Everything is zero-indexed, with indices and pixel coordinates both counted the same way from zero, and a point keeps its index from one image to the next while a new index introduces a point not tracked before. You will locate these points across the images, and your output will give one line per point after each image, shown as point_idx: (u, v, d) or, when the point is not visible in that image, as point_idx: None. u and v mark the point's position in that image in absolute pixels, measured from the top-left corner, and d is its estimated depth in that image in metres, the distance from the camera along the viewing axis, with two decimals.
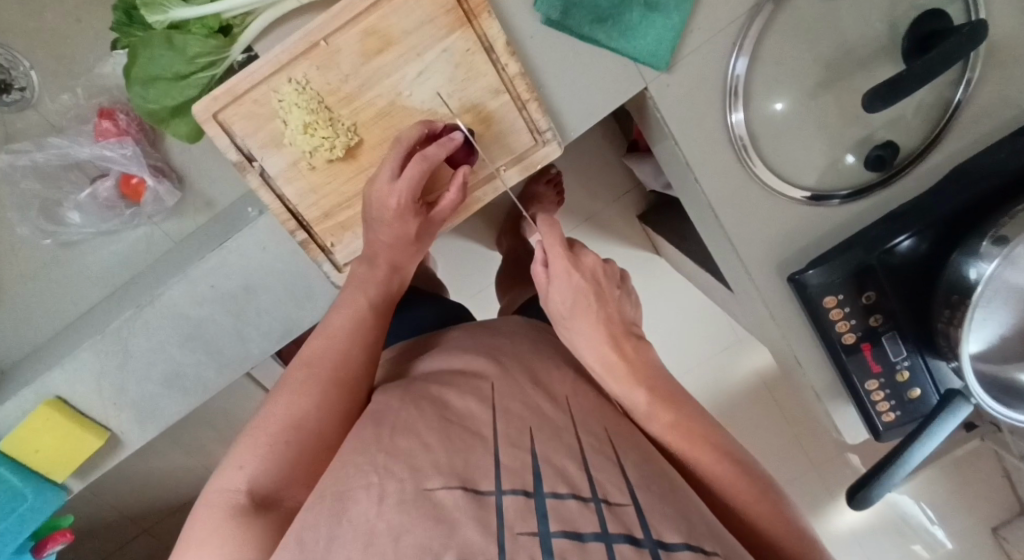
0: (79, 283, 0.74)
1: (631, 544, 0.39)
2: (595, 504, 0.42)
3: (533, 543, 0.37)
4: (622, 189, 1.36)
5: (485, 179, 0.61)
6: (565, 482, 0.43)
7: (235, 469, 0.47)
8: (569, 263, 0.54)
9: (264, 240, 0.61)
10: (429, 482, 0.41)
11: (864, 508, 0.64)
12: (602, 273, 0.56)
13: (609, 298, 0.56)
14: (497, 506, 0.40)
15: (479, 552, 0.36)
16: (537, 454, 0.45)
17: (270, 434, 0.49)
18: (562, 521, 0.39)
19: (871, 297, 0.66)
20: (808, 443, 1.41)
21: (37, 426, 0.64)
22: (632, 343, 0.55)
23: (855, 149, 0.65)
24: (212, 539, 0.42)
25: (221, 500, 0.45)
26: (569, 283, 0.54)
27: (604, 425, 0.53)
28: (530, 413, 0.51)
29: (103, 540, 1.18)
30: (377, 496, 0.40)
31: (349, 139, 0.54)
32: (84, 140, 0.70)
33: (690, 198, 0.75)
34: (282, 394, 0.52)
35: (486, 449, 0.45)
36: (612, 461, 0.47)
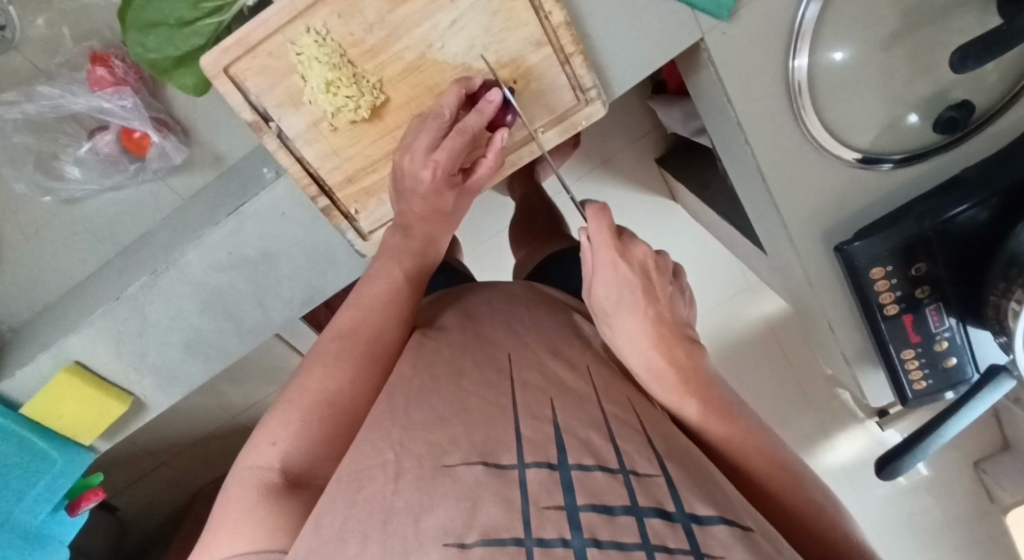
0: (84, 241, 0.71)
1: (663, 517, 0.35)
2: (623, 476, 0.38)
3: (559, 517, 0.33)
4: (642, 130, 1.29)
5: (523, 142, 0.56)
6: (591, 454, 0.39)
7: (267, 445, 0.44)
8: (618, 256, 0.50)
9: (284, 205, 0.57)
10: (448, 457, 0.38)
11: (891, 477, 0.64)
12: (651, 265, 0.52)
13: (660, 296, 0.52)
14: (521, 480, 0.36)
15: (505, 532, 0.32)
16: (559, 424, 0.42)
17: (304, 408, 0.46)
18: (590, 494, 0.35)
19: (920, 269, 0.63)
20: (811, 390, 1.42)
21: (60, 391, 0.62)
22: (683, 348, 0.52)
23: (919, 107, 0.59)
24: (244, 522, 0.38)
25: (253, 478, 0.41)
26: (616, 278, 0.50)
27: (626, 395, 0.51)
28: (551, 383, 0.48)
29: (124, 473, 1.20)
30: (394, 474, 0.37)
31: (375, 98, 0.49)
32: (77, 89, 0.63)
33: (729, 154, 0.70)
34: (314, 366, 0.49)
35: (506, 419, 0.43)
36: (637, 431, 0.45)
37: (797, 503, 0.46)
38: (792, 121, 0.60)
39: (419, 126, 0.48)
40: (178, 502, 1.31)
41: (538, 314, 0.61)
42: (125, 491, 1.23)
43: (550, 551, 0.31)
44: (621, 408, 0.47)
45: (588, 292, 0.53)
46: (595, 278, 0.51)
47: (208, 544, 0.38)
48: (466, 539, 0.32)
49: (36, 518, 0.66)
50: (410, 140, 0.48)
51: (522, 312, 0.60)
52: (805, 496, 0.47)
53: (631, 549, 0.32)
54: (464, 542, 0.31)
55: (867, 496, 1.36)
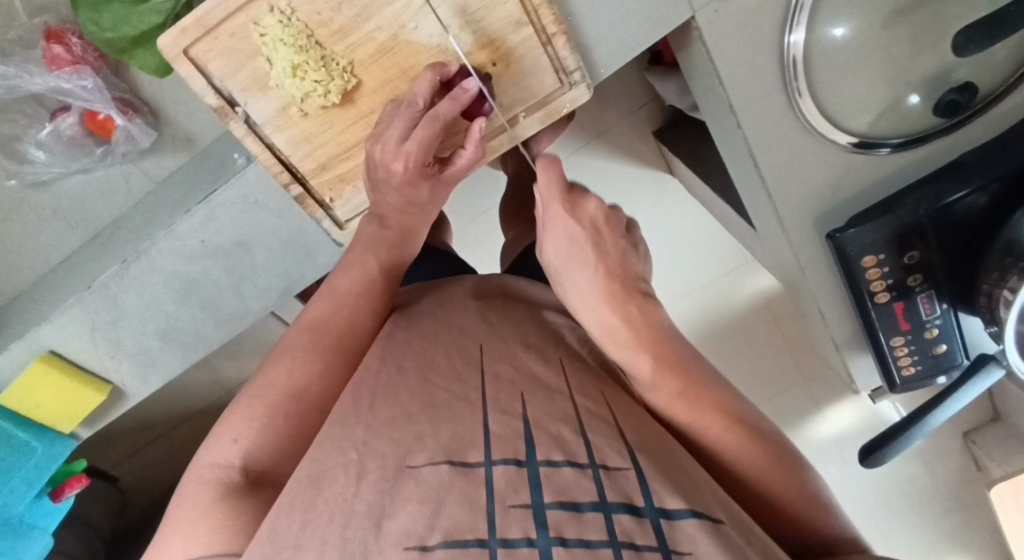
0: (56, 225, 0.68)
1: (632, 513, 0.34)
2: (593, 471, 0.37)
3: (524, 517, 0.32)
4: (638, 103, 1.25)
5: (502, 129, 0.54)
6: (561, 449, 0.38)
7: (229, 442, 0.43)
8: (564, 210, 0.47)
9: (255, 193, 0.55)
10: (413, 458, 0.37)
11: (875, 466, 0.64)
12: (604, 219, 0.49)
13: (613, 250, 0.49)
14: (486, 478, 0.36)
15: (468, 533, 0.31)
16: (529, 420, 0.41)
17: (269, 403, 0.45)
18: (557, 491, 0.35)
19: (914, 257, 0.62)
20: (802, 363, 1.43)
21: (34, 381, 0.62)
22: (638, 303, 0.48)
23: (921, 87, 0.57)
24: (201, 525, 0.37)
25: (212, 476, 0.41)
26: (564, 232, 0.48)
27: (599, 389, 0.50)
28: (523, 376, 0.47)
29: (121, 445, 1.21)
30: (356, 473, 0.37)
31: (345, 83, 0.47)
32: (34, 67, 0.60)
33: (721, 135, 0.67)
34: (280, 359, 0.47)
35: (474, 414, 0.42)
36: (610, 424, 0.44)
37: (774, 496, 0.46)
38: (787, 104, 0.58)
39: (392, 112, 0.45)
40: (174, 475, 1.32)
41: (516, 305, 0.60)
42: (122, 463, 1.24)
43: (514, 552, 0.30)
44: (593, 400, 0.47)
45: (539, 251, 0.50)
46: (545, 236, 0.49)
47: (162, 546, 0.37)
48: (427, 541, 0.31)
49: (21, 506, 0.66)
50: (382, 128, 0.45)
51: (503, 304, 0.59)
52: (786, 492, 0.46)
53: (597, 545, 0.31)
54: (425, 545, 0.31)
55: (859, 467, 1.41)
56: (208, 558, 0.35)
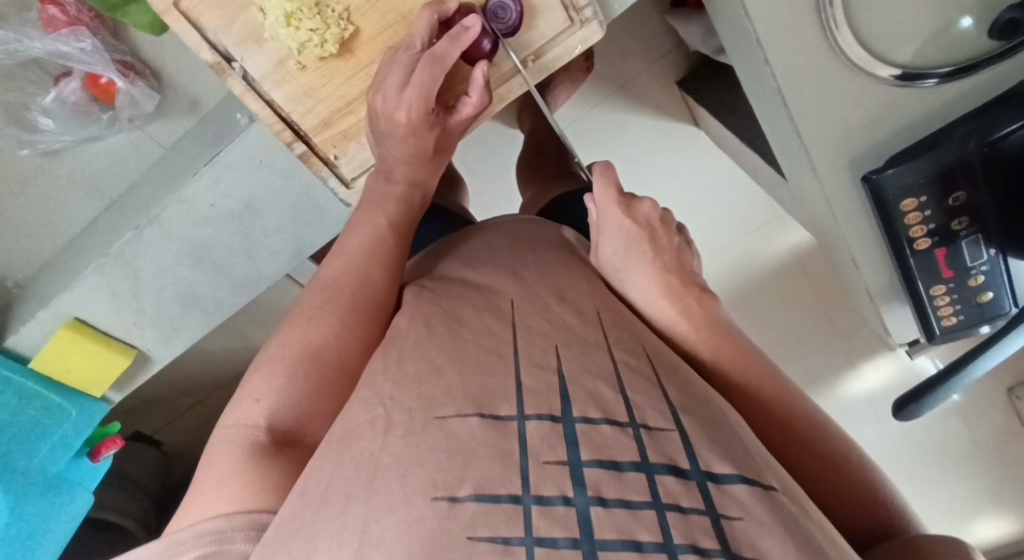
0: (69, 196, 0.69)
1: (676, 475, 0.34)
2: (633, 431, 0.37)
3: (561, 474, 0.33)
4: (660, 51, 1.19)
5: (509, 75, 0.50)
6: (598, 406, 0.38)
7: (252, 402, 0.42)
8: (623, 211, 0.53)
9: (259, 152, 0.54)
10: (441, 407, 0.37)
11: (910, 418, 0.61)
12: (657, 220, 0.55)
13: (666, 246, 0.54)
14: (520, 433, 0.36)
15: (501, 488, 0.32)
16: (564, 374, 0.40)
17: (290, 362, 0.44)
18: (596, 450, 0.35)
19: (960, 198, 0.57)
20: (836, 321, 1.37)
21: (63, 347, 0.64)
22: (694, 295, 0.51)
23: (975, 9, 0.51)
24: (230, 484, 0.37)
25: (239, 435, 0.41)
26: (620, 230, 0.53)
27: (642, 340, 0.47)
28: (558, 328, 0.45)
29: (162, 411, 1.27)
30: (383, 428, 0.37)
31: (342, 30, 0.44)
32: (33, 31, 0.59)
33: (748, 79, 0.63)
34: (298, 320, 0.46)
35: (506, 367, 0.41)
36: (651, 380, 0.42)
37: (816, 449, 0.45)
38: (822, 37, 0.53)
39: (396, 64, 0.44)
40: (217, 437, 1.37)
41: (540, 250, 0.56)
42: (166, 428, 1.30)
43: (550, 511, 0.31)
44: (635, 354, 0.44)
45: (597, 251, 0.54)
46: (603, 243, 0.54)
47: (192, 511, 0.36)
48: (457, 493, 0.31)
49: (59, 466, 0.70)
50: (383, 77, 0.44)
51: (528, 252, 0.55)
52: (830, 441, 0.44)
53: (639, 508, 0.32)
54: (455, 496, 0.31)
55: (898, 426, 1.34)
56: (241, 514, 0.35)
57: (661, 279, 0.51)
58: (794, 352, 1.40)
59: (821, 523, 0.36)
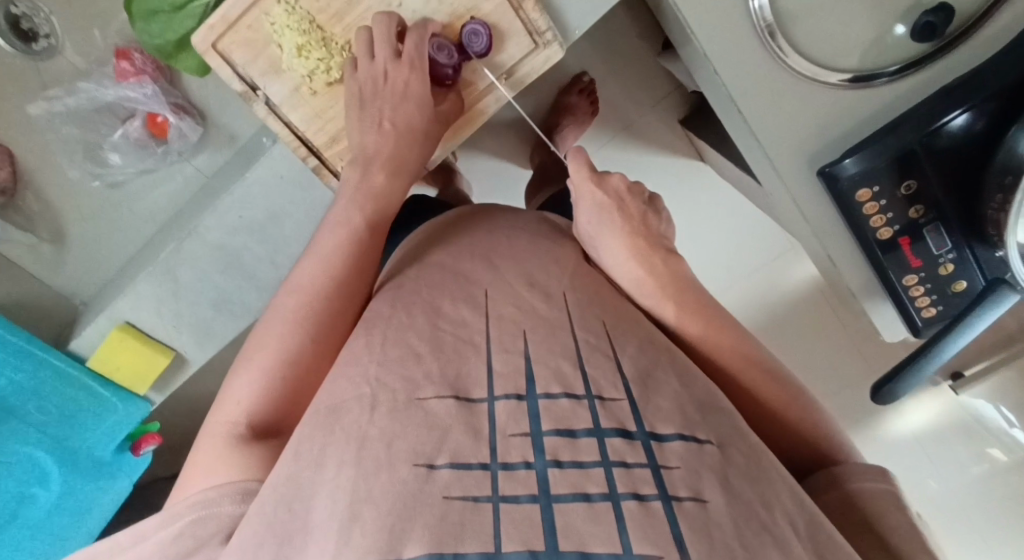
0: (132, 222, 0.83)
1: (623, 436, 0.39)
2: (588, 402, 0.41)
3: (524, 444, 0.38)
4: (662, 92, 1.28)
5: (487, 90, 0.60)
6: (559, 381, 0.42)
7: (232, 403, 0.45)
8: (594, 183, 0.61)
9: (282, 169, 0.64)
10: (421, 391, 0.41)
11: (890, 402, 0.63)
12: (625, 190, 0.62)
13: (636, 213, 0.61)
14: (489, 412, 0.40)
15: (472, 457, 0.37)
16: (530, 356, 0.44)
17: (266, 367, 0.46)
18: (555, 421, 0.39)
19: (911, 186, 0.61)
20: (870, 354, 1.26)
21: (112, 347, 0.73)
22: (660, 257, 0.58)
23: (906, 18, 0.58)
24: (218, 467, 0.40)
25: (219, 431, 0.43)
26: (592, 200, 0.61)
27: (602, 319, 0.51)
28: (524, 313, 0.49)
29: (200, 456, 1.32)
30: (369, 405, 0.41)
31: (344, 58, 0.55)
32: (107, 82, 0.74)
33: (712, 94, 0.69)
34: (273, 326, 0.48)
35: (478, 354, 0.45)
36: (607, 355, 0.46)
37: (777, 411, 0.49)
38: (762, 48, 0.60)
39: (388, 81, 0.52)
40: None
41: (515, 235, 0.62)
42: None
43: (513, 474, 0.36)
44: (595, 334, 0.48)
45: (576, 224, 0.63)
46: (580, 213, 0.62)
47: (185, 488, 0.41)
48: (435, 461, 0.36)
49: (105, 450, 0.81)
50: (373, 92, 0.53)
51: (501, 240, 0.61)
52: (781, 401, 0.49)
53: (590, 467, 0.37)
54: (433, 464, 0.36)
55: (954, 466, 1.10)
56: (233, 484, 0.39)
57: (628, 240, 0.58)
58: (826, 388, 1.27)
59: (745, 466, 0.41)
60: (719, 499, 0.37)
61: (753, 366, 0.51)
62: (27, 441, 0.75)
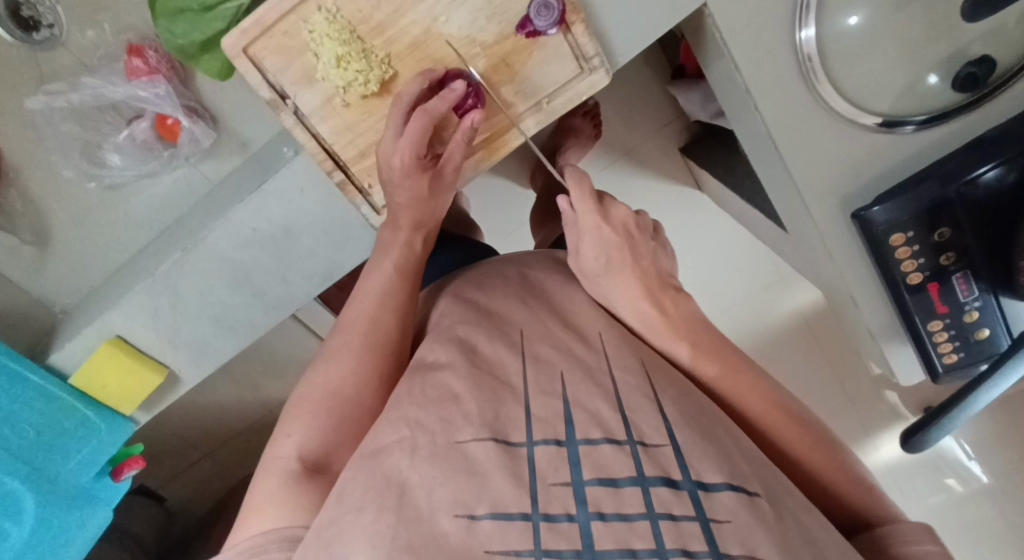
0: (126, 225, 0.78)
1: (669, 486, 0.38)
2: (630, 448, 0.40)
3: (566, 494, 0.36)
4: (665, 118, 1.28)
5: (528, 112, 0.57)
6: (599, 426, 0.40)
7: (283, 438, 0.46)
8: (600, 219, 0.54)
9: (302, 182, 0.61)
10: (460, 433, 0.39)
11: (919, 451, 0.63)
12: (633, 224, 0.57)
13: (643, 251, 0.56)
14: (529, 458, 0.38)
15: (513, 505, 0.35)
16: (568, 398, 0.42)
17: (315, 401, 0.47)
18: (596, 468, 0.38)
19: (944, 234, 0.61)
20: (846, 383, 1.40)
21: (103, 362, 0.68)
22: (669, 295, 0.55)
23: (938, 67, 0.58)
24: (270, 504, 0.41)
25: (275, 468, 0.44)
26: (597, 237, 0.54)
27: (638, 358, 0.49)
28: (563, 356, 0.47)
29: (168, 467, 1.25)
30: (410, 447, 0.39)
31: (384, 72, 0.52)
32: (117, 79, 0.71)
33: (745, 129, 0.69)
34: (322, 362, 0.50)
35: (515, 399, 0.42)
36: (649, 396, 0.44)
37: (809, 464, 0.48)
38: (803, 83, 0.59)
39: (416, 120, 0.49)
40: (218, 494, 1.36)
41: (549, 276, 0.60)
42: (168, 482, 1.28)
43: (556, 527, 0.34)
44: (633, 374, 0.46)
45: (576, 257, 0.56)
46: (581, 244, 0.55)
47: (240, 527, 0.41)
48: (475, 511, 0.35)
49: (85, 478, 0.74)
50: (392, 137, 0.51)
51: (542, 280, 0.59)
52: (807, 451, 0.48)
53: (634, 519, 0.36)
54: (473, 514, 0.34)
55: (913, 500, 1.32)
56: (285, 529, 0.39)
57: (641, 283, 0.54)
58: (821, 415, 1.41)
59: (796, 524, 0.39)
60: (774, 558, 0.35)
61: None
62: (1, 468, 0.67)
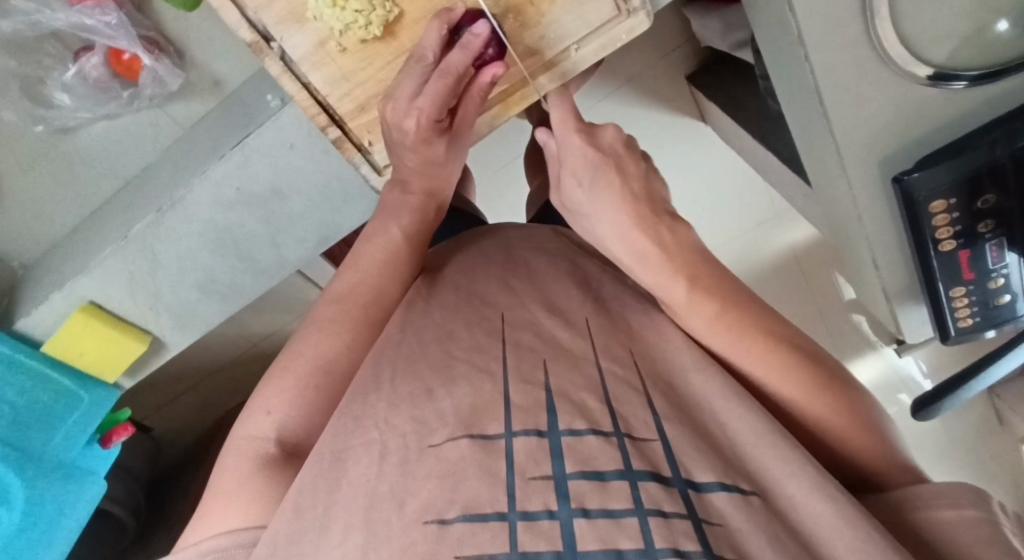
0: (87, 171, 0.70)
1: (658, 481, 0.34)
2: (618, 440, 0.36)
3: (546, 488, 0.32)
4: (672, 44, 1.17)
5: (554, 63, 0.49)
6: (584, 417, 0.37)
7: (262, 415, 0.43)
8: (584, 138, 0.47)
9: (292, 135, 0.54)
10: (434, 436, 0.36)
11: (932, 415, 0.62)
12: (621, 145, 0.49)
13: (634, 172, 0.48)
14: (507, 450, 0.34)
15: (489, 505, 0.31)
16: (552, 388, 0.39)
17: (300, 375, 0.44)
18: (580, 461, 0.34)
19: (989, 201, 0.58)
20: (828, 314, 1.44)
21: (75, 329, 0.62)
22: (667, 226, 0.47)
23: (1012, 12, 0.51)
24: (239, 496, 0.38)
25: (249, 448, 0.41)
26: (581, 156, 0.47)
27: (627, 345, 0.46)
28: (545, 342, 0.44)
29: (150, 399, 1.22)
30: (379, 455, 0.36)
31: (388, 12, 0.44)
32: (55, 2, 0.60)
33: (781, 71, 0.62)
34: (311, 331, 0.46)
35: (494, 383, 0.39)
36: (637, 389, 0.41)
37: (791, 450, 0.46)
38: (862, 26, 0.52)
39: (436, 80, 0.42)
40: (206, 423, 1.35)
41: (534, 257, 0.56)
42: (152, 415, 1.25)
43: (535, 526, 0.30)
44: (620, 363, 0.43)
45: (558, 190, 0.50)
46: (563, 171, 0.48)
47: (204, 514, 0.39)
48: (446, 515, 0.31)
49: (72, 453, 0.70)
50: (403, 90, 0.44)
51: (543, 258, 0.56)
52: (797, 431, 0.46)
53: (622, 516, 0.31)
54: (444, 518, 0.31)
55: None
56: (242, 530, 0.36)
57: (633, 210, 0.46)
58: None
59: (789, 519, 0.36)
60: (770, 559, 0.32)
61: (829, 389, 0.43)
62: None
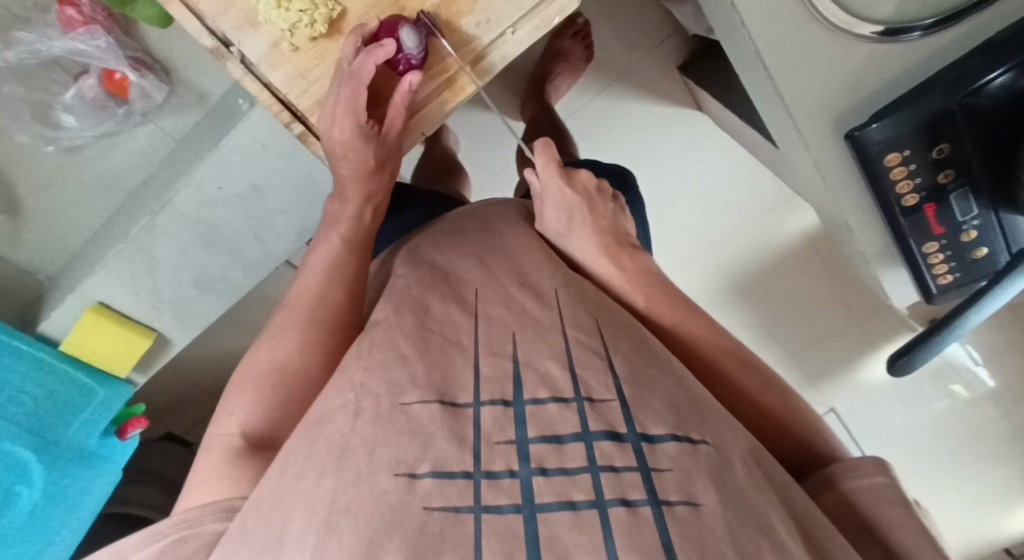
0: (92, 187, 0.78)
1: (613, 440, 0.35)
2: (577, 405, 0.37)
3: (509, 451, 0.34)
4: (660, 36, 1.19)
5: (494, 46, 0.53)
6: (547, 385, 0.38)
7: (227, 415, 0.44)
8: (563, 181, 0.57)
9: (262, 135, 0.63)
10: (405, 395, 0.37)
11: (907, 370, 0.62)
12: (594, 188, 0.59)
13: (604, 212, 0.58)
14: (474, 418, 0.36)
15: (455, 465, 0.33)
16: (518, 358, 0.40)
17: (259, 378, 0.46)
18: (541, 426, 0.36)
19: (944, 150, 0.58)
20: (855, 303, 1.40)
21: (88, 328, 0.72)
22: (630, 253, 0.56)
23: None
24: (214, 480, 0.39)
25: (218, 444, 0.42)
26: (560, 198, 0.56)
27: (594, 316, 0.46)
28: (516, 316, 0.44)
29: (186, 413, 1.28)
30: (353, 412, 0.37)
31: (331, 10, 0.48)
32: (52, 32, 0.68)
33: (733, 45, 0.64)
34: (267, 340, 0.49)
35: (465, 357, 0.41)
36: (599, 354, 0.41)
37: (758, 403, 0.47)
38: None
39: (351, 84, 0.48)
40: None
41: (510, 228, 0.57)
42: (194, 429, 1.30)
43: (496, 484, 0.33)
44: (585, 330, 0.43)
45: (540, 220, 0.58)
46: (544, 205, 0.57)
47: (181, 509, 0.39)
48: (416, 469, 0.33)
49: (90, 440, 0.80)
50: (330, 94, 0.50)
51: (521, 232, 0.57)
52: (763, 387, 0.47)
53: (576, 472, 0.33)
54: (414, 473, 0.32)
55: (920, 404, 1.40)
56: (216, 503, 0.37)
57: (599, 239, 0.55)
58: (812, 337, 1.46)
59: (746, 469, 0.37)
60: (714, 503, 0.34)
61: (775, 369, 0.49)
62: (8, 439, 0.72)
